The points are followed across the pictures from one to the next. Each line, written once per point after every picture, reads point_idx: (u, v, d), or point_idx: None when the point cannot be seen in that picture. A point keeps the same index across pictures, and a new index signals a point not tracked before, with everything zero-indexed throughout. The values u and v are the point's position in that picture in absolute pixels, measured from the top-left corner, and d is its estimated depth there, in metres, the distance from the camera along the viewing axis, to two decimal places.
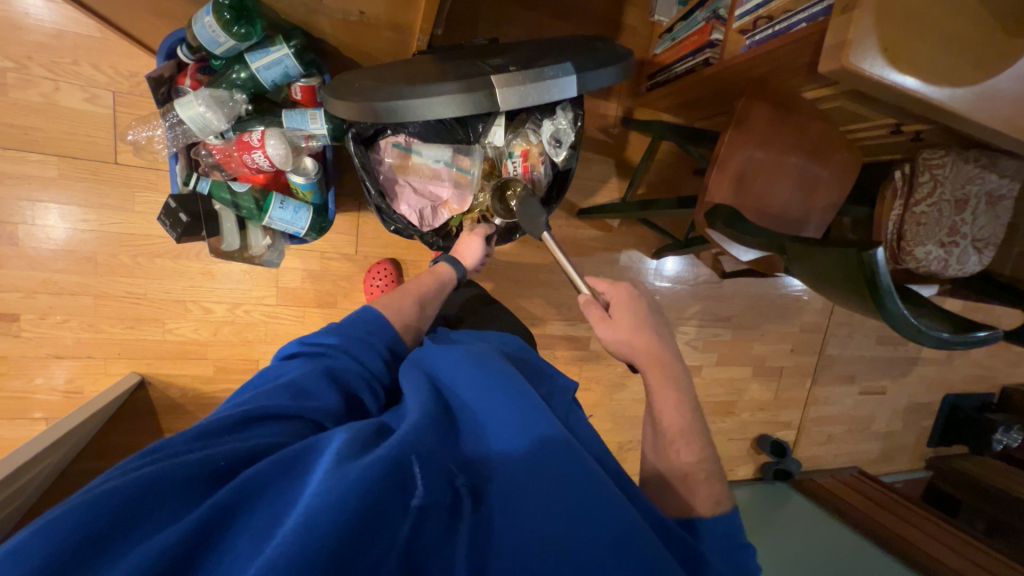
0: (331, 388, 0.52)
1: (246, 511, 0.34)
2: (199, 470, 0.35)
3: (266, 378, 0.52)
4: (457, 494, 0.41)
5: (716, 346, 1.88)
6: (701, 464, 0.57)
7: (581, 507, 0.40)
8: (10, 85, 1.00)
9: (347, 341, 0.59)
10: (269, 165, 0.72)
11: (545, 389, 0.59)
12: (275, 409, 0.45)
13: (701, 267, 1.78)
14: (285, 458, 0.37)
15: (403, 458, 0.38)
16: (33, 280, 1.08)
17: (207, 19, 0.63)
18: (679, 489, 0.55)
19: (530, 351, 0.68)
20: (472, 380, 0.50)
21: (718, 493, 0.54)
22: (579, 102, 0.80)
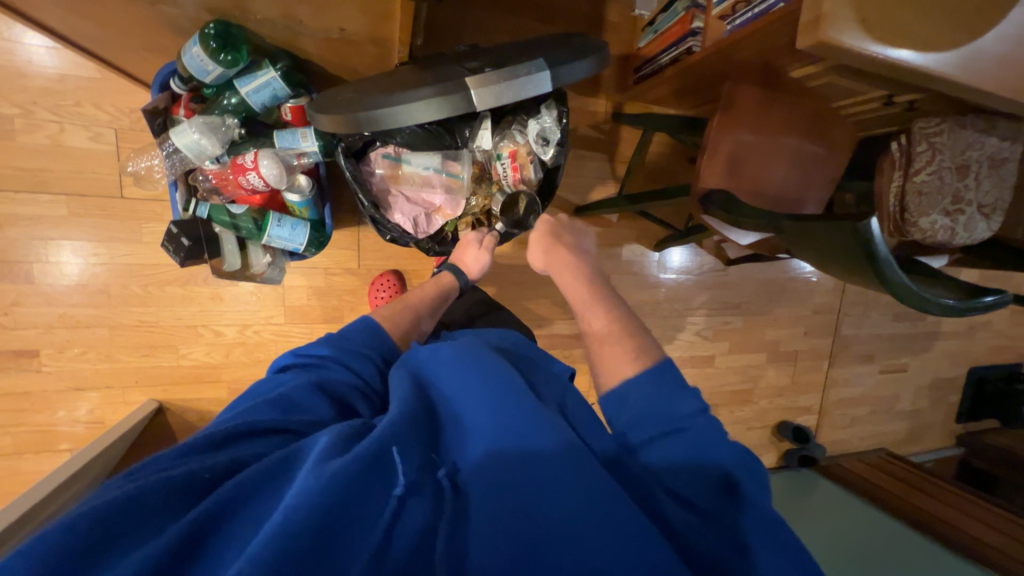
0: (322, 399, 0.53)
1: (234, 517, 0.36)
2: (189, 480, 0.38)
3: (258, 394, 0.54)
4: (438, 484, 0.43)
5: (727, 335, 1.87)
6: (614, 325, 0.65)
7: (558, 480, 0.41)
8: (18, 130, 1.04)
9: (341, 352, 0.60)
10: (264, 185, 0.74)
11: (539, 382, 0.59)
12: (266, 423, 0.46)
13: (704, 255, 1.77)
14: (273, 464, 0.40)
15: (382, 450, 0.41)
16: (51, 315, 1.12)
17: (195, 49, 0.65)
18: (599, 348, 0.63)
19: (528, 345, 0.68)
20: (452, 374, 0.52)
21: (634, 345, 0.60)
22: (564, 98, 0.80)
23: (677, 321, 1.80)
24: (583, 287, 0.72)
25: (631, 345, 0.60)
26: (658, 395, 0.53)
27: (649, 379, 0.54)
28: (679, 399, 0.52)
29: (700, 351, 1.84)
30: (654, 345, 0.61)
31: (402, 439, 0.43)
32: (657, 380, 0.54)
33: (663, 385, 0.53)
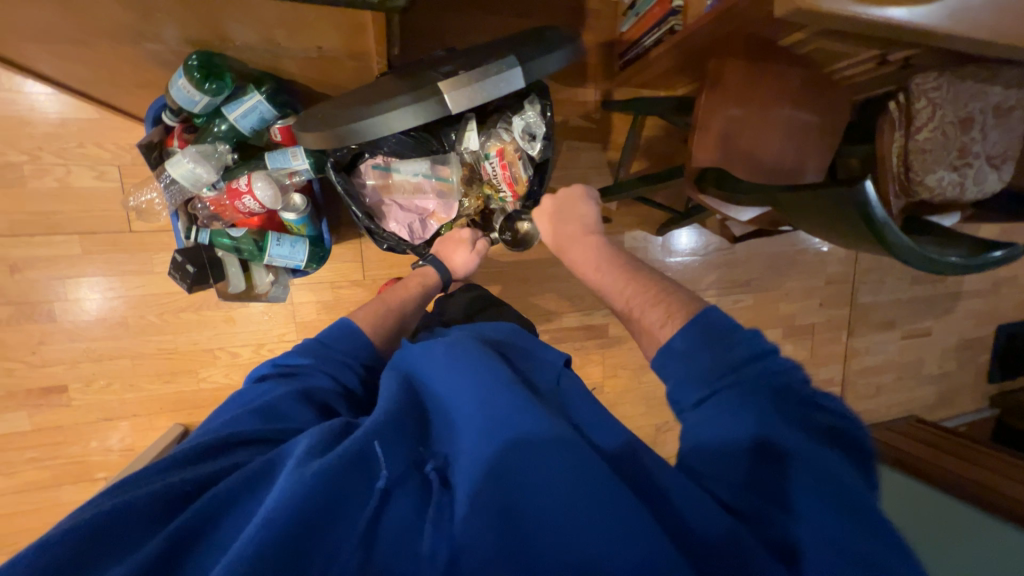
0: (307, 405, 0.54)
1: (221, 523, 0.38)
2: (167, 493, 0.39)
3: (240, 404, 0.55)
4: (426, 477, 0.45)
5: (740, 313, 1.84)
6: (637, 296, 0.63)
7: (541, 467, 0.43)
8: (28, 176, 1.08)
9: (322, 358, 0.61)
10: (260, 207, 0.77)
11: (531, 374, 0.61)
12: (249, 434, 0.47)
13: (709, 235, 1.75)
14: (259, 467, 0.42)
15: (363, 448, 0.43)
16: (75, 350, 1.16)
17: (181, 81, 0.67)
18: (634, 318, 0.63)
19: (527, 336, 0.68)
20: (439, 370, 0.54)
21: (665, 312, 0.59)
22: (545, 93, 0.81)
23: None
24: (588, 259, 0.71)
25: (669, 304, 0.59)
26: (699, 351, 0.51)
27: (684, 337, 0.52)
28: (719, 350, 0.50)
29: None
30: (690, 297, 0.61)
31: (387, 435, 0.45)
32: (699, 338, 0.52)
33: (698, 341, 0.52)
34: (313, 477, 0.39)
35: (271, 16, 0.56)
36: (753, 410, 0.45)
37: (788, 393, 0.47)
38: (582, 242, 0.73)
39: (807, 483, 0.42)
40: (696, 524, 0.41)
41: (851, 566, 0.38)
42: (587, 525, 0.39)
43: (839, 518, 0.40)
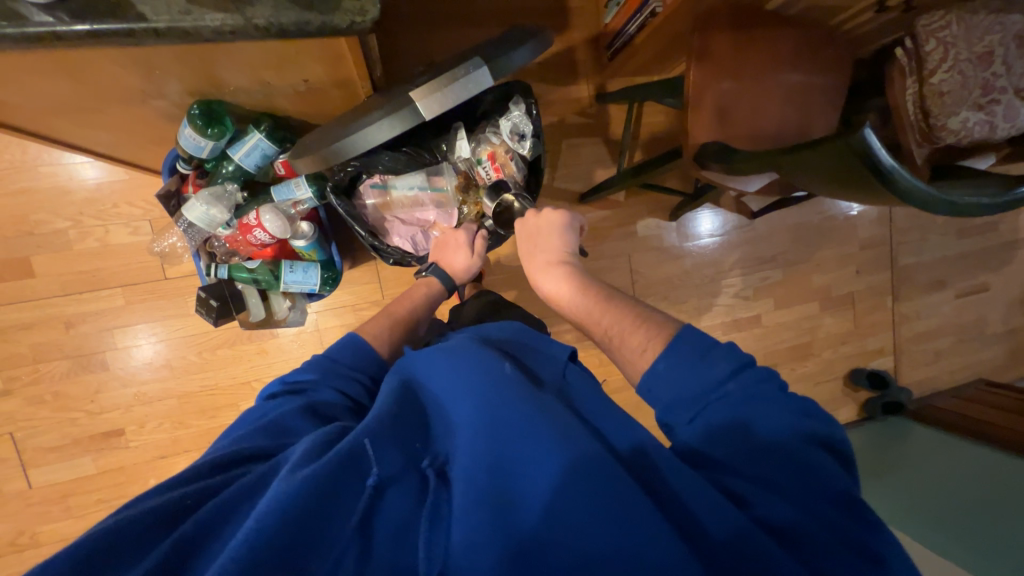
0: (312, 420, 0.56)
1: (219, 531, 0.39)
2: (166, 510, 0.40)
3: (247, 421, 0.57)
4: (422, 474, 0.47)
5: (770, 290, 1.78)
6: (610, 324, 0.64)
7: (538, 462, 0.44)
8: (73, 239, 1.18)
9: (326, 376, 0.63)
10: (271, 238, 0.81)
11: (535, 369, 0.61)
12: (251, 450, 0.49)
13: (726, 214, 1.71)
14: (258, 476, 0.44)
15: (354, 448, 0.44)
16: (128, 395, 1.25)
17: (187, 131, 0.72)
18: (613, 348, 0.63)
19: (531, 333, 0.69)
20: (439, 373, 0.56)
21: (644, 340, 0.59)
22: (528, 92, 0.83)
23: (713, 286, 1.74)
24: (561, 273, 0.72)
25: (648, 327, 0.60)
26: (689, 371, 0.52)
27: (669, 362, 0.54)
28: (705, 371, 0.51)
29: (743, 313, 1.77)
30: (667, 319, 0.62)
31: (379, 435, 0.46)
32: (682, 358, 0.53)
33: (686, 355, 0.53)
34: (305, 479, 0.40)
35: (258, 60, 0.61)
36: (757, 407, 0.48)
37: (775, 390, 0.50)
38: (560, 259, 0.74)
39: (822, 482, 0.44)
40: (705, 520, 0.41)
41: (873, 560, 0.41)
42: (580, 512, 0.40)
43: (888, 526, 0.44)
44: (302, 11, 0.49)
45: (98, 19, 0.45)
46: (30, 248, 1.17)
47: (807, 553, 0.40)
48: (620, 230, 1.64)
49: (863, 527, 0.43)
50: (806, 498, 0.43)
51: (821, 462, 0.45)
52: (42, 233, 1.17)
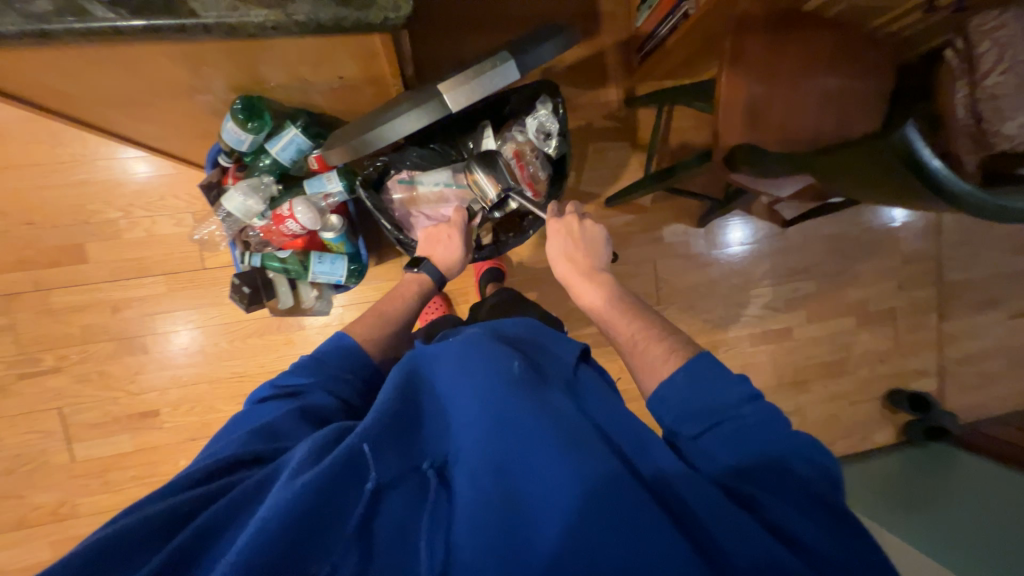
0: (306, 422, 0.57)
1: (222, 535, 0.41)
2: (168, 515, 0.42)
3: (240, 425, 0.58)
4: (424, 475, 0.47)
5: (802, 302, 1.71)
6: (634, 334, 0.67)
7: (544, 469, 0.45)
8: (123, 228, 1.26)
9: (319, 377, 0.64)
10: (302, 228, 0.84)
11: (546, 367, 0.60)
12: (246, 454, 0.50)
13: (757, 222, 1.66)
14: (256, 482, 0.45)
15: (352, 453, 0.44)
16: (165, 378, 1.31)
17: (229, 124, 0.76)
18: (631, 356, 0.66)
19: (544, 329, 0.69)
20: (447, 370, 0.56)
21: (666, 351, 0.62)
22: (556, 91, 0.84)
23: (741, 296, 1.69)
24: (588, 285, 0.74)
25: (670, 341, 0.64)
26: (702, 388, 0.55)
27: (683, 377, 0.56)
28: (722, 390, 0.54)
29: (772, 326, 1.71)
30: (685, 338, 0.65)
31: (379, 439, 0.46)
32: (693, 375, 0.56)
33: (701, 376, 0.56)
34: (304, 487, 0.41)
35: (299, 57, 0.64)
36: (749, 425, 0.50)
37: (776, 423, 0.51)
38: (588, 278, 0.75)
39: (805, 504, 0.46)
40: (722, 539, 0.42)
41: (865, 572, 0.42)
42: (583, 524, 0.41)
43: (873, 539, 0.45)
44: (340, 7, 0.51)
45: (154, 15, 0.48)
46: (85, 235, 1.25)
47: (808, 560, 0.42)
48: (645, 236, 1.61)
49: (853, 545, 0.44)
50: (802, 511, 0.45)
51: (814, 479, 0.47)
52: (96, 222, 1.25)
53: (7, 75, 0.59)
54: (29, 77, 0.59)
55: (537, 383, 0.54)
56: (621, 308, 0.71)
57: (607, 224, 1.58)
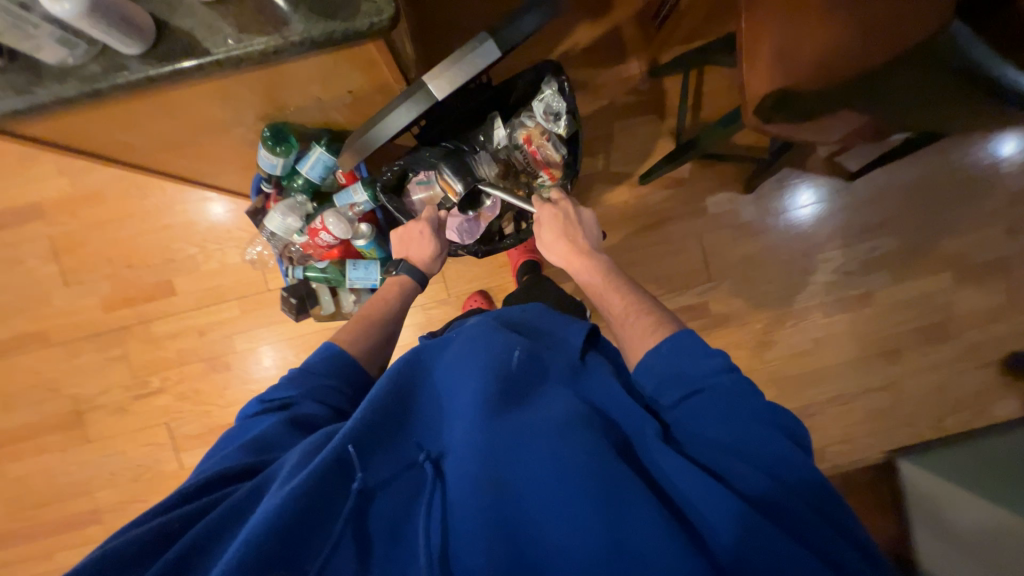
0: (299, 433, 0.53)
1: (211, 551, 0.39)
2: (151, 537, 0.39)
3: (232, 441, 0.54)
4: (421, 468, 0.50)
5: (882, 263, 1.54)
6: (625, 309, 0.70)
7: (532, 452, 0.48)
8: (201, 261, 1.43)
9: (311, 384, 0.59)
10: (335, 239, 0.90)
11: (548, 355, 0.63)
12: (233, 470, 0.46)
13: (819, 179, 1.53)
14: (244, 496, 0.43)
15: (339, 455, 0.45)
16: (246, 391, 1.46)
17: (263, 152, 0.84)
18: (620, 332, 0.69)
19: (546, 315, 0.73)
20: (447, 367, 0.60)
21: (652, 326, 0.65)
22: (559, 68, 0.83)
23: (805, 262, 1.55)
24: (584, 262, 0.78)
25: (656, 317, 0.66)
26: (681, 360, 0.57)
27: (667, 349, 0.59)
28: (703, 362, 0.56)
29: (846, 292, 1.55)
30: (670, 315, 0.67)
31: (370, 437, 0.48)
32: (679, 347, 0.58)
33: (684, 350, 0.58)
34: (298, 487, 0.41)
35: (310, 77, 0.69)
36: (721, 402, 0.52)
37: (752, 389, 0.53)
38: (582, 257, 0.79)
39: (786, 477, 0.47)
40: (714, 528, 0.43)
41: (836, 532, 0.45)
42: (570, 507, 0.44)
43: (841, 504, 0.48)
44: (329, 22, 0.55)
45: (177, 59, 0.55)
46: (172, 272, 1.43)
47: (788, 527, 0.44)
48: (687, 210, 1.52)
49: (825, 509, 0.47)
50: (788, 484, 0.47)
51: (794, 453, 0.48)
52: (180, 259, 1.43)
53: (81, 134, 0.69)
54: (101, 134, 0.70)
55: (527, 374, 0.58)
56: (616, 285, 0.74)
57: (644, 203, 1.51)
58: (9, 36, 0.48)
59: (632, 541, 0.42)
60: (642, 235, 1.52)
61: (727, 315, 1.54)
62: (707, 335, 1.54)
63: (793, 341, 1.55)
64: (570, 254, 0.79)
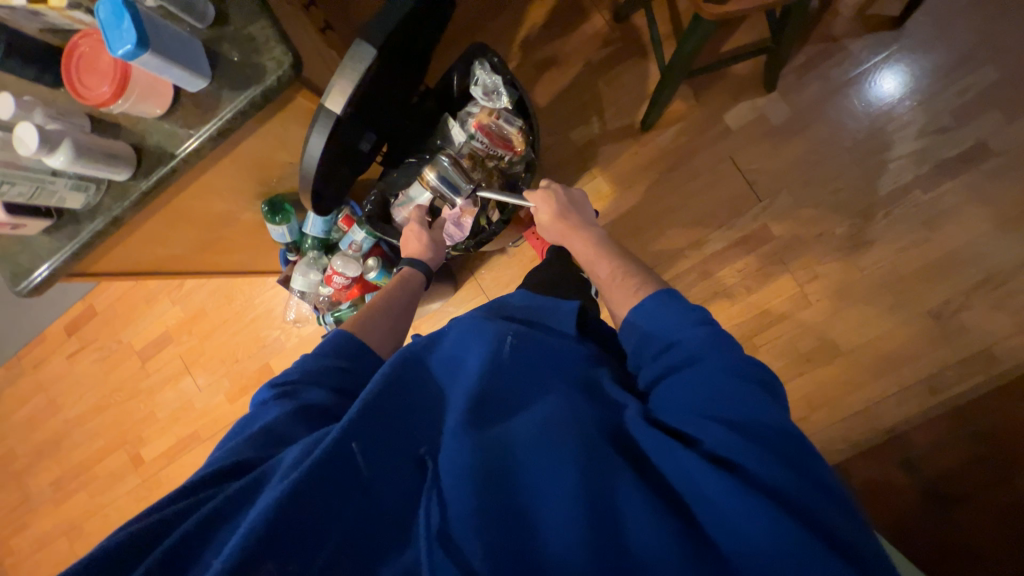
0: (303, 424, 0.55)
1: (208, 541, 0.42)
2: (163, 522, 0.42)
3: (244, 428, 0.56)
4: (423, 462, 0.51)
5: (983, 106, 1.24)
6: (611, 272, 0.74)
7: (526, 443, 0.50)
8: (286, 340, 1.65)
9: (316, 372, 0.61)
10: (348, 279, 0.98)
11: (548, 337, 0.66)
12: (230, 466, 0.48)
13: (857, 43, 1.30)
14: (245, 485, 0.45)
15: (342, 450, 0.46)
16: None
17: (271, 226, 0.96)
18: (607, 292, 0.72)
19: (537, 296, 0.76)
20: (446, 359, 0.60)
21: (635, 284, 0.69)
22: (486, 48, 0.86)
23: (874, 140, 1.29)
24: (576, 237, 0.82)
25: (641, 277, 0.70)
26: (666, 314, 0.60)
27: (654, 303, 0.62)
28: (683, 317, 0.59)
29: (943, 154, 1.26)
30: (653, 275, 0.71)
31: (368, 436, 0.49)
32: (670, 296, 0.62)
33: (669, 306, 0.61)
34: (294, 485, 0.43)
35: (271, 146, 0.78)
36: (707, 364, 0.53)
37: (728, 341, 0.56)
38: (575, 233, 0.82)
39: (772, 439, 0.48)
40: (709, 493, 0.45)
41: (821, 489, 0.46)
42: (565, 488, 0.46)
43: (825, 468, 0.48)
44: (248, 90, 0.63)
45: (157, 169, 0.67)
46: (267, 355, 1.67)
47: (782, 497, 0.44)
48: (708, 136, 1.37)
49: (814, 472, 0.46)
50: (772, 445, 0.47)
51: (778, 416, 0.49)
52: (270, 343, 1.67)
53: (136, 258, 0.85)
54: (148, 253, 0.85)
55: (521, 363, 0.59)
56: (604, 252, 0.78)
57: (657, 146, 1.39)
58: (39, 196, 0.62)
59: (618, 519, 0.45)
60: (668, 180, 1.39)
61: (798, 231, 1.33)
62: (782, 260, 1.33)
63: (894, 233, 1.28)
64: (562, 228, 0.83)
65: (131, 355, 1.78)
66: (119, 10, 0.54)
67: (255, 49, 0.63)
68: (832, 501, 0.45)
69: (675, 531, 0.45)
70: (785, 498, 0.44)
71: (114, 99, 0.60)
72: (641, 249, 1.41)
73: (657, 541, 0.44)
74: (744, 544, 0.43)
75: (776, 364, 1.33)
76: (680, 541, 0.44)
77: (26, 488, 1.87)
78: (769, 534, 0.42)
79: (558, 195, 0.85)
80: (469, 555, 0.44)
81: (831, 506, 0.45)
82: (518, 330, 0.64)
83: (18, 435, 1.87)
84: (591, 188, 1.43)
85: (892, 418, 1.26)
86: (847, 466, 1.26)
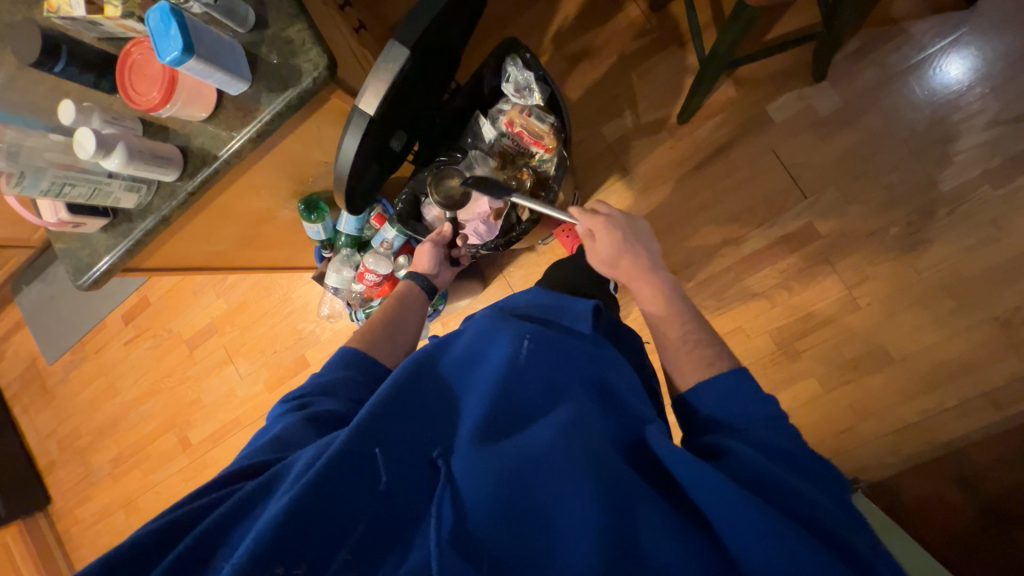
0: (314, 430, 0.56)
1: (223, 542, 0.43)
2: (183, 519, 0.44)
3: (257, 438, 0.57)
4: (435, 465, 0.50)
5: None
6: (685, 338, 0.70)
7: (543, 452, 0.50)
8: (322, 333, 1.70)
9: (328, 385, 0.62)
10: (380, 276, 1.00)
11: (569, 342, 0.65)
12: (246, 467, 0.50)
13: (918, 27, 1.19)
14: (262, 483, 0.46)
15: (363, 453, 0.47)
16: None
17: (306, 224, 0.99)
18: (675, 358, 0.69)
19: (550, 295, 0.76)
20: (459, 364, 0.60)
21: (708, 356, 0.66)
22: (518, 41, 0.84)
23: (937, 131, 1.19)
24: (641, 278, 0.78)
25: (716, 351, 0.67)
26: (731, 398, 0.59)
27: (727, 381, 0.60)
28: (752, 405, 0.57)
29: (1018, 145, 1.14)
30: (720, 344, 0.69)
31: (383, 436, 0.49)
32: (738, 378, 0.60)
33: (740, 386, 0.59)
34: (303, 488, 0.42)
35: (307, 146, 0.80)
36: (754, 426, 0.54)
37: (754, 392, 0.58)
38: (642, 274, 0.78)
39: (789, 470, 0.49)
40: (730, 518, 0.44)
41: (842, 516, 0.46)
42: (585, 498, 0.46)
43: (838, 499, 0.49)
44: (285, 93, 0.65)
45: (201, 170, 0.69)
46: (303, 347, 1.73)
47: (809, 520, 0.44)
48: (748, 129, 1.30)
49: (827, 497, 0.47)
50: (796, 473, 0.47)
51: (775, 433, 0.53)
52: (306, 335, 1.73)
53: (183, 255, 0.90)
54: (194, 250, 0.90)
55: (536, 369, 0.59)
56: (673, 312, 0.74)
57: (692, 140, 1.34)
58: (97, 197, 0.66)
59: (637, 532, 0.45)
60: (704, 175, 1.33)
61: (847, 229, 1.24)
62: (828, 259, 1.25)
63: (958, 232, 1.18)
64: (626, 265, 0.80)
65: (181, 343, 1.88)
66: (167, 18, 0.56)
67: (292, 51, 0.65)
68: (851, 526, 0.45)
69: (688, 543, 0.45)
70: (806, 516, 0.45)
71: (162, 103, 0.63)
72: (676, 247, 1.36)
73: (674, 555, 0.44)
74: (764, 564, 0.42)
75: (820, 369, 1.26)
76: (693, 554, 0.44)
77: (89, 463, 2.02)
78: (794, 555, 0.41)
79: (622, 226, 0.82)
80: (487, 557, 0.43)
81: (849, 526, 0.45)
82: (534, 333, 0.63)
83: (82, 415, 2.03)
84: (623, 184, 1.39)
85: (949, 433, 1.17)
86: (896, 480, 1.18)
